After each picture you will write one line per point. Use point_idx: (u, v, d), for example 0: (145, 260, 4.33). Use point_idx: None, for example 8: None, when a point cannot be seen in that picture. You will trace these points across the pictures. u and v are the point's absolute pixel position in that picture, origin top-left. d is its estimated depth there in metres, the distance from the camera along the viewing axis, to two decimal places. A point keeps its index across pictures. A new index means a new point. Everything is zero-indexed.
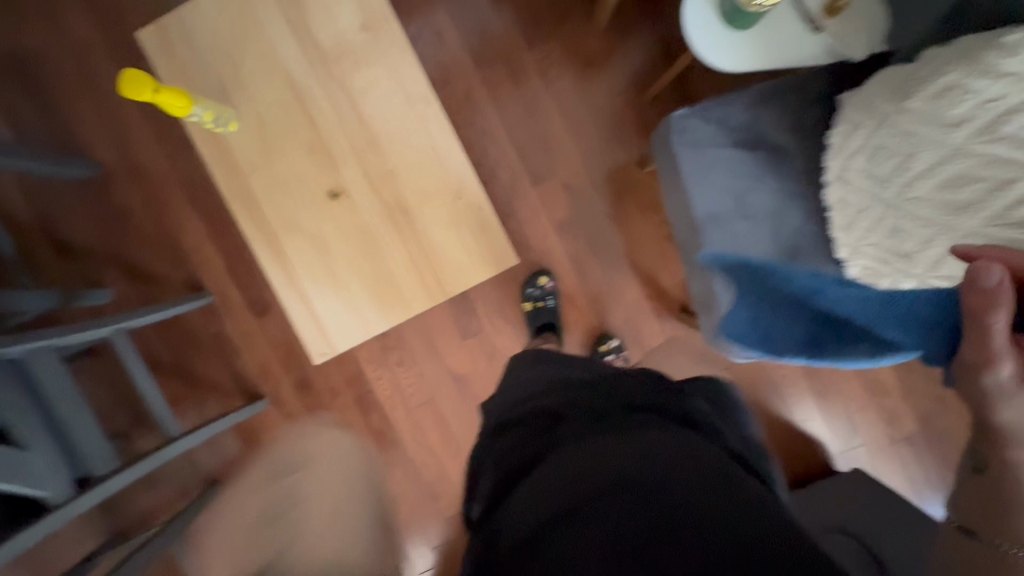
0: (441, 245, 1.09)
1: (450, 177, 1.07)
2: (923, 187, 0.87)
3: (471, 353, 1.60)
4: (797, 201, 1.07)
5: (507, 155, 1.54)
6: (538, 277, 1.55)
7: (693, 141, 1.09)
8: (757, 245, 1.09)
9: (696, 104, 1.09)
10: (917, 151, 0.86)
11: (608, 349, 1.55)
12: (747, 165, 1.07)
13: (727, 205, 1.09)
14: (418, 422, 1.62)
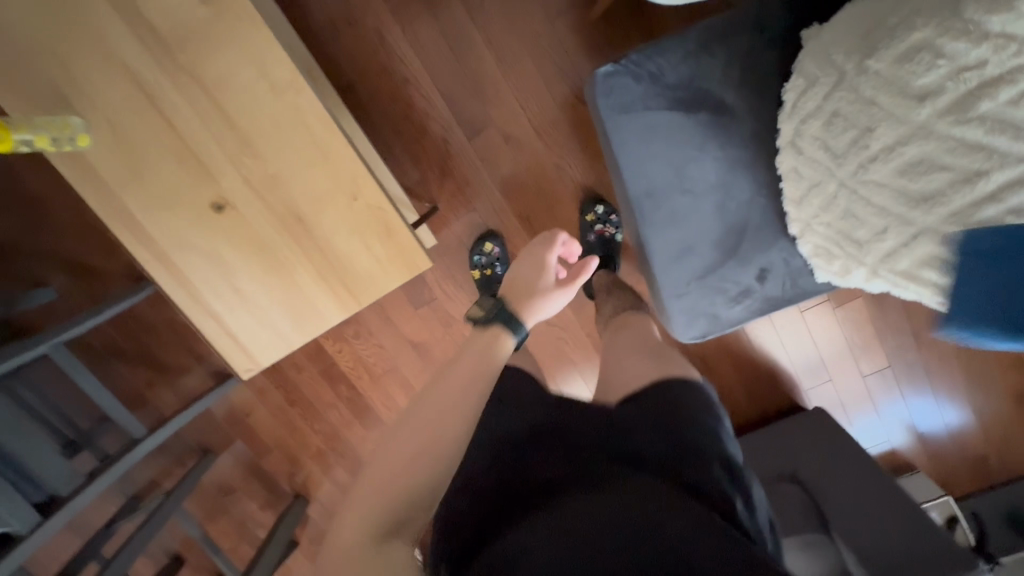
0: (347, 256, 0.99)
1: (342, 176, 0.93)
2: (878, 170, 0.72)
3: (425, 321, 1.56)
4: (746, 170, 0.93)
5: (435, 105, 1.34)
6: (484, 243, 1.41)
7: (622, 105, 0.93)
8: (699, 223, 0.96)
9: (625, 58, 0.92)
10: (875, 126, 0.71)
11: (594, 220, 1.39)
12: (687, 131, 0.92)
13: (666, 179, 0.94)
14: (385, 389, 1.66)
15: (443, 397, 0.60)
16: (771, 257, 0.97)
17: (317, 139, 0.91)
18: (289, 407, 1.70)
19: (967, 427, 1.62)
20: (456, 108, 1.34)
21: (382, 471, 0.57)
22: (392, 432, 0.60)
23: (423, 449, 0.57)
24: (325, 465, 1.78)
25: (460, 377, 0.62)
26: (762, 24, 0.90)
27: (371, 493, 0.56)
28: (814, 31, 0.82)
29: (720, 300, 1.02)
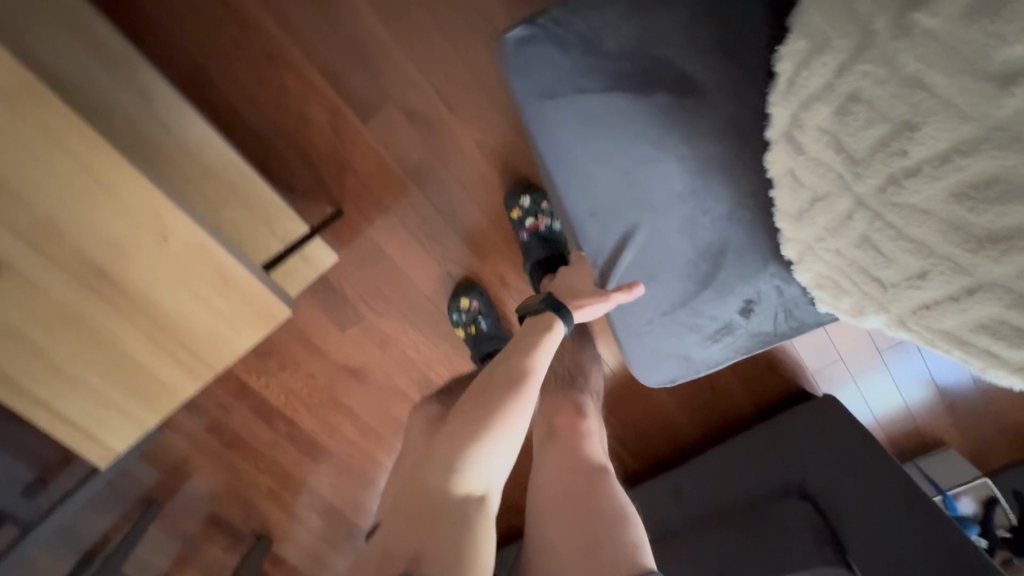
0: (182, 315, 0.76)
1: (144, 214, 0.68)
2: (923, 191, 0.58)
3: (357, 344, 1.32)
4: (714, 171, 0.75)
5: (314, 83, 1.04)
6: (460, 299, 1.22)
7: (550, 86, 0.76)
8: (663, 239, 0.80)
9: (543, 17, 0.74)
10: (919, 122, 0.55)
11: (522, 215, 1.13)
12: (638, 121, 0.74)
13: (613, 185, 0.78)
14: (329, 421, 1.46)
15: (514, 373, 0.72)
16: (759, 286, 0.82)
17: (90, 168, 0.64)
18: (227, 450, 1.50)
19: (1003, 401, 1.38)
20: (343, 86, 1.04)
21: (464, 436, 0.68)
22: (470, 406, 0.71)
23: (500, 422, 0.69)
24: (281, 507, 1.60)
25: (516, 351, 0.75)
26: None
27: (454, 454, 0.67)
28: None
29: (692, 338, 0.89)
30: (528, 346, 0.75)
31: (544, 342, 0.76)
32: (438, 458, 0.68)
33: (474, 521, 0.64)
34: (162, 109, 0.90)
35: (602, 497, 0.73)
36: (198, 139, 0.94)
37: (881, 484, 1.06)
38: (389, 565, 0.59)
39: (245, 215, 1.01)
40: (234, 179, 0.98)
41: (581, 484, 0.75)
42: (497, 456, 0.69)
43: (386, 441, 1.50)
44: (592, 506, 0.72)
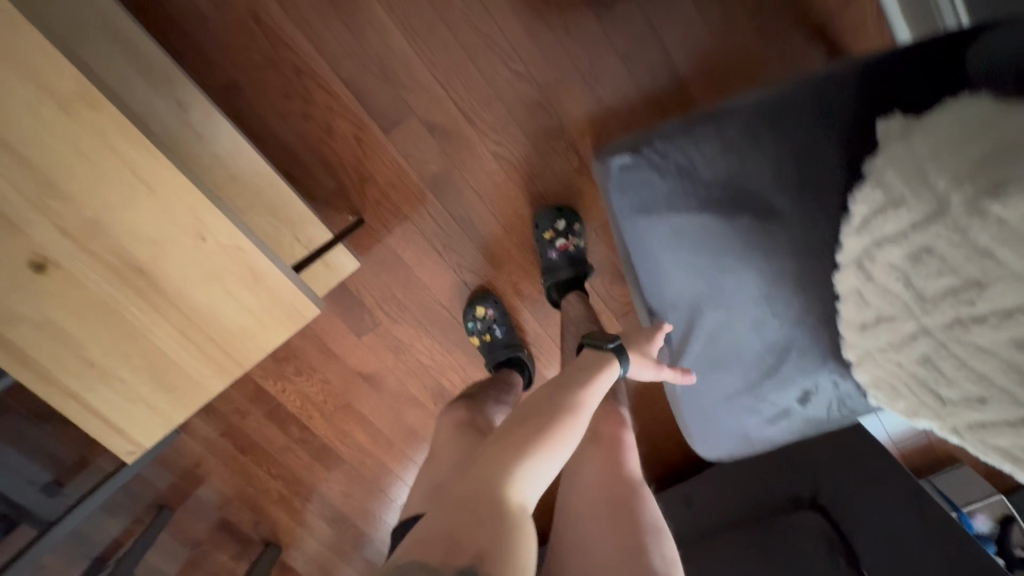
0: (211, 307, 0.78)
1: (182, 214, 0.71)
2: (991, 337, 0.55)
3: (372, 350, 1.35)
4: (787, 291, 0.72)
5: (339, 98, 1.09)
6: (475, 307, 1.25)
7: (638, 208, 0.73)
8: (736, 345, 0.78)
9: (647, 147, 0.71)
10: (989, 283, 0.53)
11: (554, 235, 1.15)
12: (720, 245, 0.71)
13: (694, 299, 0.76)
14: (341, 426, 1.47)
15: (576, 397, 0.67)
16: (817, 379, 0.78)
17: (132, 164, 0.68)
18: (239, 455, 1.52)
19: None
20: (365, 97, 1.09)
21: (529, 438, 0.60)
22: (531, 421, 0.62)
23: (563, 438, 0.61)
24: (291, 513, 1.60)
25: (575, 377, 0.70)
26: (824, 105, 0.66)
27: (519, 465, 0.57)
28: (945, 106, 0.57)
29: (750, 420, 0.84)
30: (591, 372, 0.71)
31: (600, 377, 0.71)
32: (497, 464, 0.56)
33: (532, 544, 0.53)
34: (198, 120, 0.96)
35: (638, 513, 0.72)
36: (227, 147, 0.99)
37: (900, 496, 1.06)
38: (453, 561, 0.47)
39: (268, 219, 1.05)
40: (259, 186, 1.02)
41: (619, 493, 0.74)
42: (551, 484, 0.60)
43: (397, 449, 1.51)
44: (626, 515, 0.72)
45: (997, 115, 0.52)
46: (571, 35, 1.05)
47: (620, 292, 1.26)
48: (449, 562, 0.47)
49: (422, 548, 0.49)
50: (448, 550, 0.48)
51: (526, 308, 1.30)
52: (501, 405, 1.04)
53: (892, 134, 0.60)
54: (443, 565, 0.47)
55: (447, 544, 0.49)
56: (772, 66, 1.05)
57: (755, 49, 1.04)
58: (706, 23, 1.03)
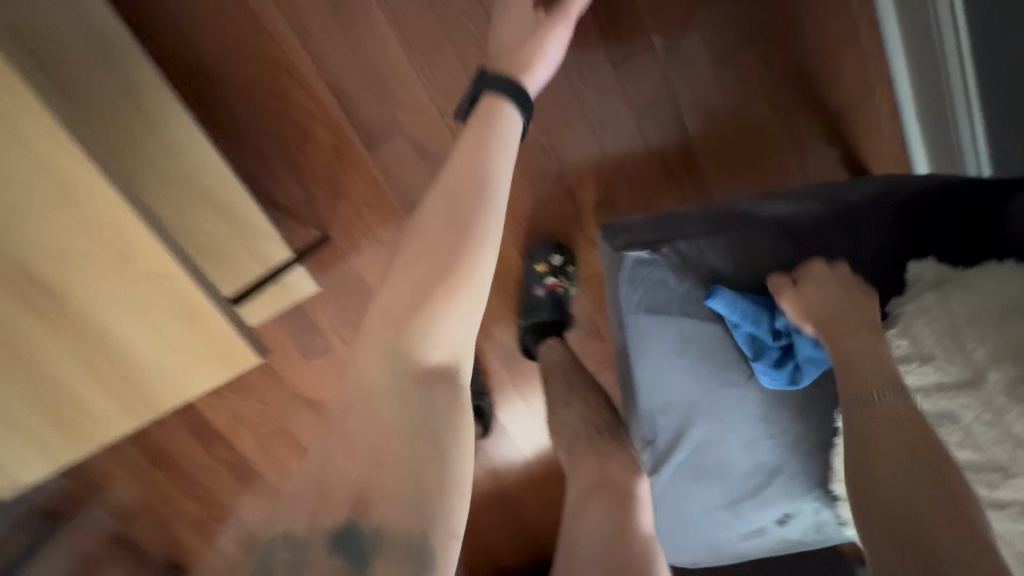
0: (129, 339, 0.64)
1: (101, 226, 0.58)
2: (1005, 524, 0.51)
3: (319, 375, 1.23)
4: (783, 412, 0.69)
5: (321, 103, 0.98)
6: None
7: (654, 307, 0.68)
8: (725, 460, 0.73)
9: (667, 245, 0.66)
10: (1018, 471, 0.50)
11: (547, 271, 1.06)
12: (727, 356, 0.68)
13: (690, 408, 0.70)
14: (273, 451, 1.34)
15: (450, 218, 0.60)
16: (799, 504, 0.74)
17: (43, 164, 0.54)
18: (151, 470, 1.35)
19: None
20: (352, 106, 0.98)
21: (410, 302, 0.55)
22: (414, 256, 0.58)
23: (452, 280, 0.56)
24: (202, 537, 1.44)
25: (456, 185, 0.63)
26: (852, 238, 0.65)
27: (404, 336, 0.54)
28: (982, 273, 0.56)
29: (723, 534, 0.79)
30: (469, 175, 0.64)
31: (492, 143, 0.68)
32: (378, 351, 0.54)
33: (439, 405, 0.53)
34: (149, 102, 0.82)
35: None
36: (184, 138, 0.85)
37: None
38: (329, 517, 0.46)
39: (222, 224, 0.92)
40: (213, 185, 0.89)
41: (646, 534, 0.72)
42: (461, 319, 0.56)
43: None
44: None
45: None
46: (582, 76, 0.95)
47: (595, 351, 1.18)
48: (321, 519, 0.46)
49: (292, 512, 0.47)
50: (320, 504, 0.47)
51: (493, 354, 1.20)
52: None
53: (924, 284, 0.59)
54: (314, 532, 0.45)
55: (318, 498, 0.47)
56: (786, 147, 0.98)
57: (769, 126, 0.97)
58: (721, 91, 0.95)
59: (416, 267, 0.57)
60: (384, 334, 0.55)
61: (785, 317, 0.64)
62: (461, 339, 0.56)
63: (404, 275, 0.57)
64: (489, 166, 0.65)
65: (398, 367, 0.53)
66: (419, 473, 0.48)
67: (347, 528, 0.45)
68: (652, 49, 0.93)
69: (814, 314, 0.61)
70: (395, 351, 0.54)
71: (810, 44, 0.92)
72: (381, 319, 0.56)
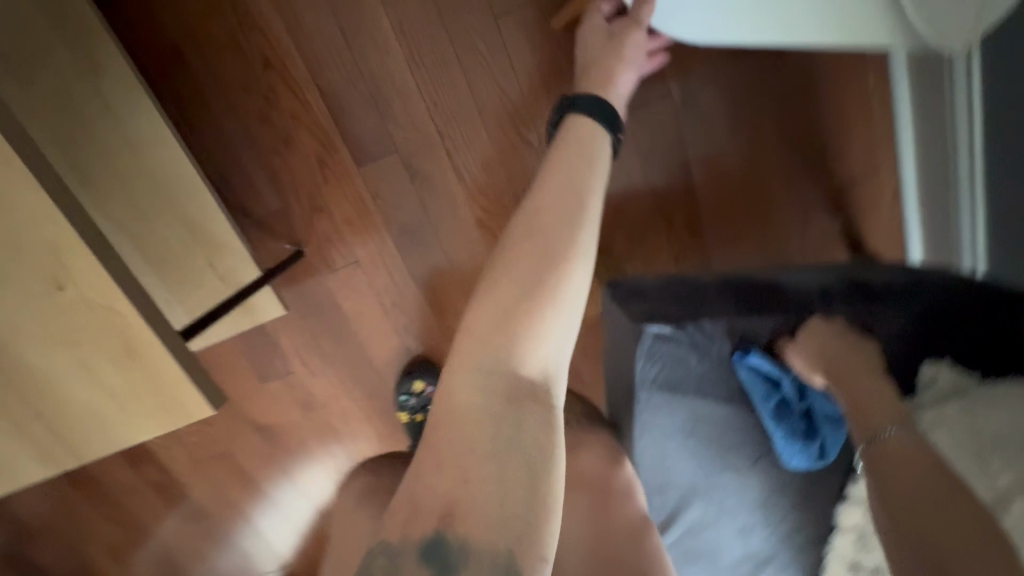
0: (54, 378, 0.52)
1: (29, 246, 0.48)
2: None
3: (274, 399, 1.12)
4: (784, 500, 0.66)
5: (311, 109, 0.89)
6: (413, 380, 1.06)
7: (668, 382, 0.64)
8: (720, 547, 0.68)
9: (690, 323, 0.62)
10: None
11: None
12: (737, 435, 0.65)
13: (690, 489, 0.66)
14: (211, 475, 1.21)
15: (547, 219, 0.54)
16: None
17: None
18: (66, 488, 1.19)
19: None
20: (344, 117, 0.90)
21: (507, 305, 0.49)
22: (512, 257, 0.52)
23: (552, 286, 0.50)
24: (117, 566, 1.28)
25: (554, 186, 0.57)
26: (867, 329, 0.63)
27: (501, 343, 0.47)
28: (1002, 392, 0.55)
29: None
30: (566, 178, 0.58)
31: (587, 146, 0.63)
32: (473, 358, 0.47)
33: (529, 427, 0.45)
34: (111, 88, 0.73)
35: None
36: (144, 132, 0.76)
37: None
38: (417, 526, 0.41)
39: (180, 232, 0.83)
40: (176, 190, 0.80)
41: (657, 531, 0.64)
42: (559, 329, 0.50)
43: (274, 512, 1.27)
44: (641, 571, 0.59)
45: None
46: None
47: None
48: (412, 530, 0.41)
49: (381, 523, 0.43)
50: (410, 515, 0.42)
51: None
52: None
53: (940, 390, 0.59)
54: (405, 543, 0.41)
55: (406, 509, 0.43)
56: (790, 213, 0.96)
57: (775, 191, 0.95)
58: (732, 150, 0.93)
59: (513, 269, 0.51)
60: (474, 340, 0.48)
61: (796, 372, 0.65)
62: (554, 356, 0.49)
63: (501, 279, 0.51)
64: (586, 171, 0.60)
65: (486, 380, 0.46)
66: (508, 492, 0.42)
67: (436, 538, 0.41)
68: (669, 98, 0.89)
69: (822, 365, 0.61)
70: (486, 360, 0.47)
71: (825, 113, 0.91)
72: (476, 326, 0.49)
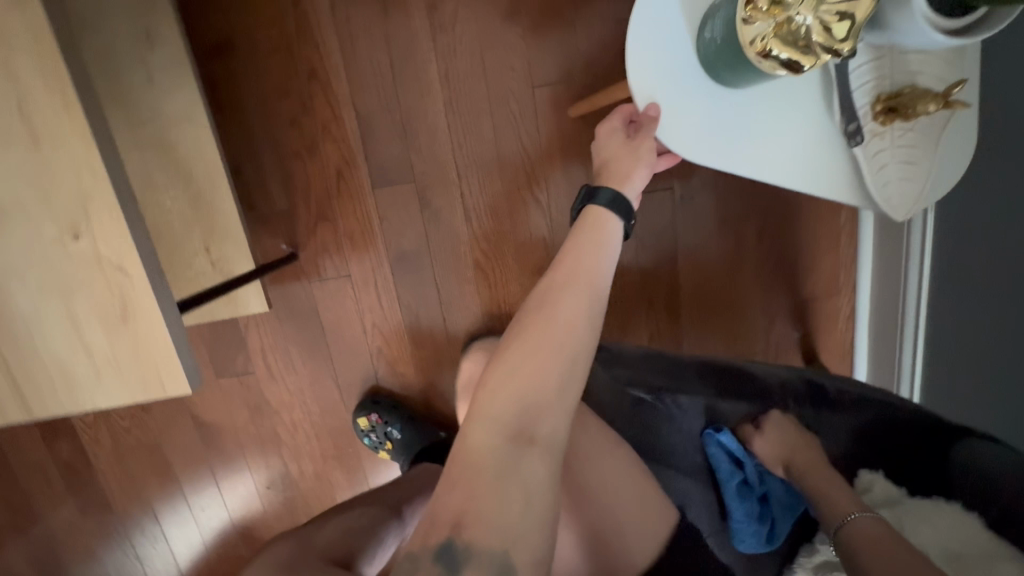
0: (35, 322, 0.51)
1: (58, 191, 0.48)
2: None
3: (224, 397, 1.08)
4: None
5: (342, 126, 0.94)
6: (358, 419, 1.06)
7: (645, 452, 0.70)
8: None
9: (669, 397, 0.70)
10: None
11: None
12: (700, 511, 0.69)
13: None
14: (131, 466, 1.13)
15: (562, 292, 0.56)
16: None
17: (21, 100, 0.46)
18: None
19: None
20: (372, 139, 0.95)
21: (518, 368, 0.52)
22: (537, 313, 0.55)
23: (560, 355, 0.53)
24: None
25: (574, 263, 0.58)
26: (812, 431, 0.70)
27: (513, 398, 0.51)
28: (928, 507, 0.59)
29: None
30: (585, 256, 0.59)
31: (603, 233, 0.62)
32: (487, 408, 0.51)
33: (527, 470, 0.49)
34: (160, 62, 0.76)
35: None
36: (180, 108, 0.78)
37: None
38: (431, 534, 0.48)
39: (184, 209, 0.83)
40: (191, 170, 0.81)
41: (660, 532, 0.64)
42: (563, 391, 0.52)
43: (187, 520, 1.18)
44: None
45: (975, 553, 0.53)
46: None
47: None
48: (429, 537, 0.48)
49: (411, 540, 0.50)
50: (428, 523, 0.49)
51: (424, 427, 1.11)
52: (398, 533, 0.87)
53: (876, 497, 0.64)
54: (423, 548, 0.48)
55: (426, 517, 0.49)
56: (757, 315, 1.05)
57: (748, 293, 1.04)
58: (716, 249, 1.02)
59: (535, 324, 0.54)
60: (492, 386, 0.52)
61: (759, 459, 0.71)
62: (564, 408, 0.53)
63: (516, 347, 0.53)
64: (601, 250, 0.60)
65: (499, 425, 0.50)
66: (502, 508, 0.48)
67: (446, 544, 0.47)
68: (671, 192, 0.99)
69: (784, 456, 0.68)
70: (503, 405, 0.51)
71: (801, 235, 1.01)
72: (495, 383, 0.52)
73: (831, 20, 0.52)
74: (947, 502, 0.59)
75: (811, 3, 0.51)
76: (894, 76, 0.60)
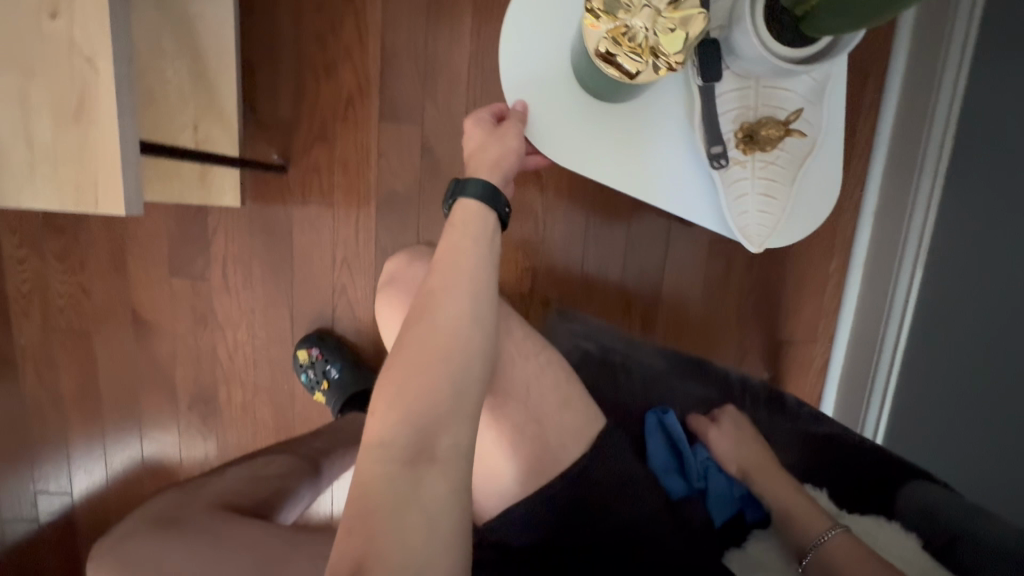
0: None
1: None
2: None
3: (173, 297, 1.03)
4: None
5: (365, 52, 0.94)
6: (299, 351, 1.00)
7: None
8: None
9: (620, 361, 0.70)
10: None
11: None
12: None
13: None
14: (54, 351, 1.06)
15: (433, 301, 0.52)
16: None
17: None
18: None
19: None
20: (389, 72, 0.94)
21: (404, 391, 0.48)
22: (414, 327, 0.51)
23: (442, 363, 0.49)
24: None
25: (454, 260, 0.54)
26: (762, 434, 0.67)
27: (399, 420, 0.47)
28: (870, 523, 0.56)
29: None
30: (469, 255, 0.54)
31: (477, 227, 0.56)
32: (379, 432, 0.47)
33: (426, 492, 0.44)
34: None
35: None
36: None
37: None
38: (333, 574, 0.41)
39: (184, 83, 0.81)
40: (202, 46, 0.80)
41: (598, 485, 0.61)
42: (452, 396, 0.48)
43: (95, 425, 1.09)
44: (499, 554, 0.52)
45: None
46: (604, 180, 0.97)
47: None
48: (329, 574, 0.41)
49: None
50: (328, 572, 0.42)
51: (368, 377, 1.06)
52: (313, 490, 0.83)
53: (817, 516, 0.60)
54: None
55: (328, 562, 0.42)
56: (730, 341, 1.03)
57: (727, 316, 1.02)
58: (703, 264, 1.00)
59: (415, 336, 0.50)
60: (381, 409, 0.48)
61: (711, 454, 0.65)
62: (466, 405, 0.49)
63: (397, 373, 0.49)
64: (479, 244, 0.55)
65: (390, 448, 0.46)
66: None
67: None
68: None
69: (737, 455, 0.63)
70: (395, 424, 0.47)
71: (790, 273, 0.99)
72: (384, 407, 0.48)
73: (664, 31, 0.52)
74: (888, 522, 0.56)
75: (648, 14, 0.51)
76: (757, 107, 0.59)
